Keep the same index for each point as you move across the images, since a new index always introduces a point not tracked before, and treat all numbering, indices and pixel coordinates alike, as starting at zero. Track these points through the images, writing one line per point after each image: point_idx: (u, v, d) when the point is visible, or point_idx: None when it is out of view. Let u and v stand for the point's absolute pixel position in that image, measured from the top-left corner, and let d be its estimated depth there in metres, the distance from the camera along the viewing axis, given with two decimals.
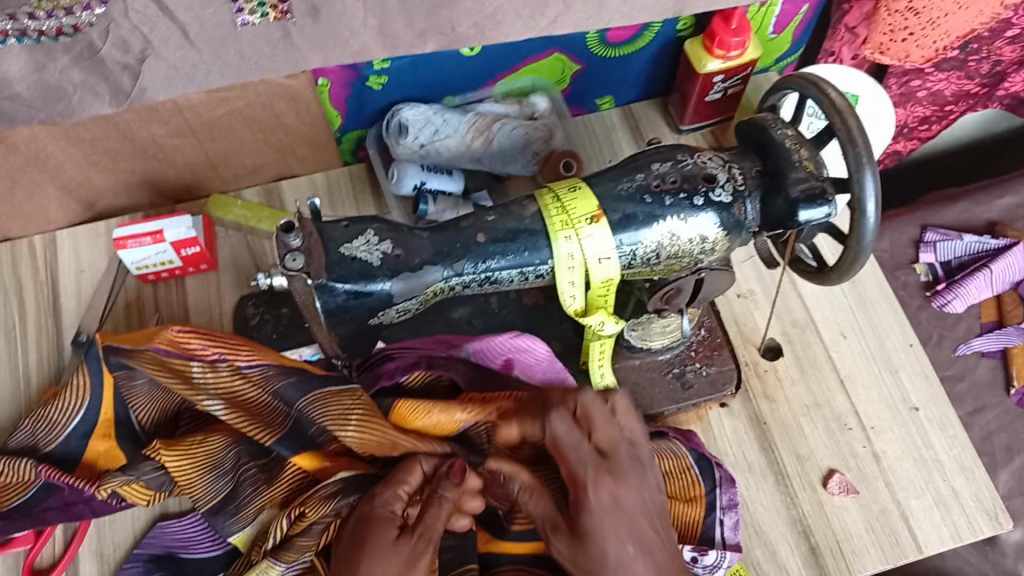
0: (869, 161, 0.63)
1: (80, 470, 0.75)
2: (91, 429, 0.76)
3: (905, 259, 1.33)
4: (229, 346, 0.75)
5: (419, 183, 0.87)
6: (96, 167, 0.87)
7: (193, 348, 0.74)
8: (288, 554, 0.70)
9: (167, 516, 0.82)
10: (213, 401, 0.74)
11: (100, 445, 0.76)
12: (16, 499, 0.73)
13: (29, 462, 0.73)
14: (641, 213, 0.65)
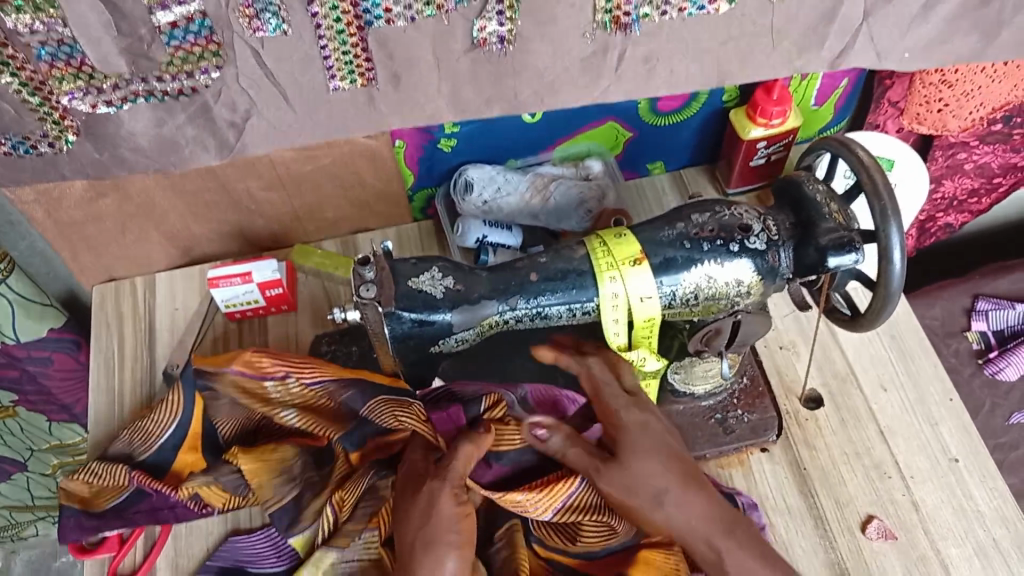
0: (894, 213, 0.69)
1: (169, 478, 0.84)
2: (181, 442, 0.85)
3: (957, 328, 1.35)
4: (293, 364, 0.83)
5: (481, 237, 0.95)
6: (196, 217, 0.98)
7: (263, 367, 0.82)
8: (339, 539, 0.78)
9: (239, 531, 0.87)
10: (288, 411, 0.83)
11: (187, 457, 0.85)
12: (113, 500, 0.82)
13: (124, 469, 0.82)
14: (680, 257, 0.71)
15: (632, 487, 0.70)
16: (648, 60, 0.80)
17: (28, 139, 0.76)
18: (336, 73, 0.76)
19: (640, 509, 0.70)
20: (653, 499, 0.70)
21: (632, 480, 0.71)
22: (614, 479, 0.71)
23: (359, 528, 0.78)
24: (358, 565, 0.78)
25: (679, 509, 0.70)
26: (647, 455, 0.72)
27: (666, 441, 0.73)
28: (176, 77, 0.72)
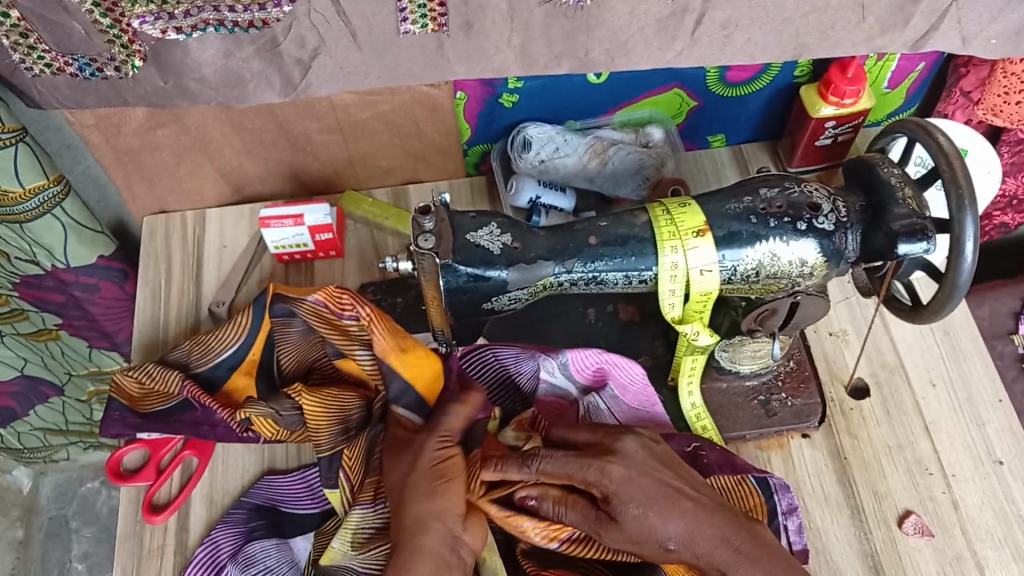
0: (971, 205, 0.66)
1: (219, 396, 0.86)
2: (236, 364, 0.86)
3: (1004, 330, 1.31)
4: (368, 315, 0.77)
5: (535, 197, 0.94)
6: (251, 156, 0.98)
7: (343, 304, 0.77)
8: (364, 496, 0.78)
9: (273, 470, 0.90)
10: (363, 352, 0.79)
11: (241, 379, 0.86)
12: (159, 407, 0.84)
13: (176, 377, 0.84)
14: (745, 232, 0.70)
15: (636, 539, 0.68)
16: (726, 26, 0.77)
17: (96, 62, 0.75)
18: (408, 17, 0.74)
19: (648, 553, 0.68)
20: (660, 550, 0.67)
21: (631, 535, 0.67)
22: (615, 538, 0.68)
23: (371, 496, 0.78)
24: (379, 526, 0.77)
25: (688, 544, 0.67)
26: (647, 512, 0.67)
27: (659, 488, 0.69)
28: (248, 9, 0.72)
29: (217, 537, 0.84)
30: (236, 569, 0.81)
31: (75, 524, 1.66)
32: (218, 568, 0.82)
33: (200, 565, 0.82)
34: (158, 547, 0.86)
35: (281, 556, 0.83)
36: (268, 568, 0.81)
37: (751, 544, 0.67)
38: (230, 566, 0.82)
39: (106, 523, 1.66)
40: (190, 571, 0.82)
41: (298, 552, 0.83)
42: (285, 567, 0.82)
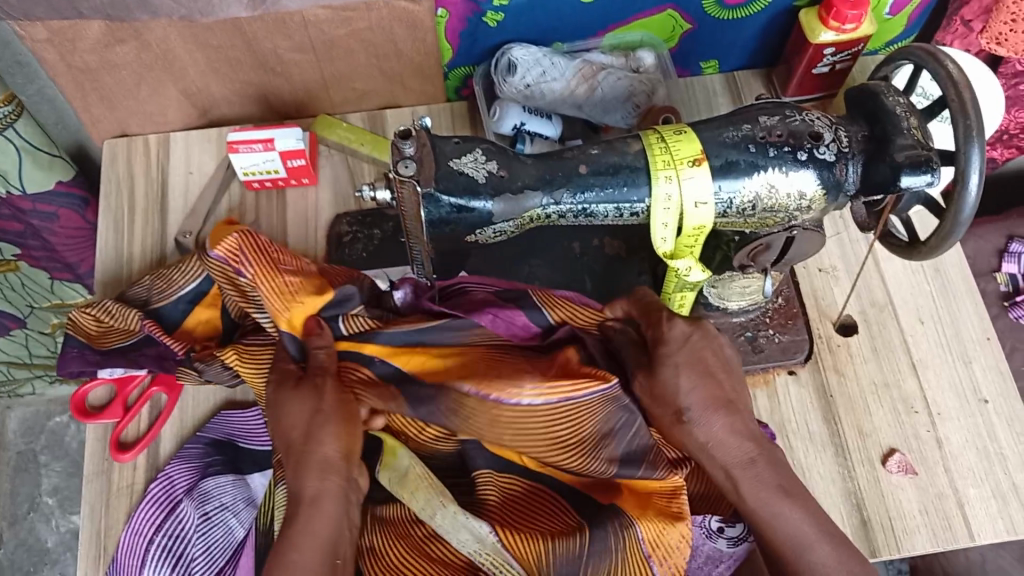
0: (978, 137, 0.63)
1: (180, 333, 0.85)
2: (198, 297, 0.85)
3: (986, 267, 1.30)
4: (251, 275, 0.72)
5: (519, 124, 0.90)
6: (217, 76, 0.92)
7: (234, 260, 0.72)
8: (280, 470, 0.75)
9: (233, 403, 0.87)
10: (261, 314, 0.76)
11: (204, 312, 0.85)
12: (119, 342, 0.83)
13: (136, 314, 0.82)
14: (743, 161, 0.67)
15: (657, 396, 0.69)
16: None
17: None
18: None
19: (662, 420, 0.69)
20: (673, 416, 0.68)
21: (658, 389, 0.69)
22: (642, 386, 0.70)
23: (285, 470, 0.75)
24: None
25: (701, 426, 0.67)
26: (681, 372, 0.68)
27: (704, 361, 0.70)
28: None
29: (172, 473, 0.83)
30: (191, 506, 0.81)
31: (44, 458, 1.63)
32: (173, 504, 0.82)
33: (154, 500, 0.82)
34: (127, 487, 0.84)
35: (237, 493, 0.83)
36: (224, 505, 0.82)
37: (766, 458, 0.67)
38: (185, 502, 0.81)
39: (77, 458, 1.63)
40: (145, 507, 0.81)
41: (253, 488, 0.83)
42: (241, 505, 0.82)
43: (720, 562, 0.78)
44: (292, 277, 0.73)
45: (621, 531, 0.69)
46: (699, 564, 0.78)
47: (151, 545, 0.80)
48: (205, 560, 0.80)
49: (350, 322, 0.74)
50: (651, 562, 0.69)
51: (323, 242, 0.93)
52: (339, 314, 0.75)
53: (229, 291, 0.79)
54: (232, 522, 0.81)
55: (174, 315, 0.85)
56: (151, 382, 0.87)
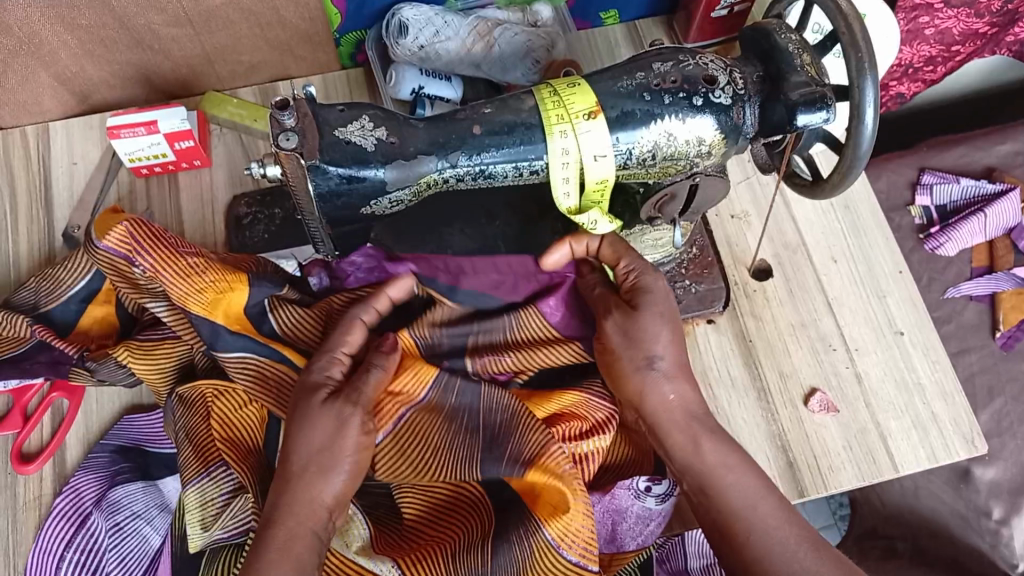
0: (871, 68, 0.62)
1: (77, 334, 0.80)
2: (91, 295, 0.80)
3: (900, 201, 1.32)
4: (151, 263, 0.69)
5: (417, 88, 0.87)
6: (92, 59, 0.86)
7: (129, 252, 0.69)
8: (188, 473, 0.71)
9: (138, 407, 0.83)
10: (156, 303, 0.73)
11: (98, 310, 0.81)
12: (11, 351, 0.77)
13: (26, 320, 0.77)
14: (639, 110, 0.65)
15: (631, 339, 0.70)
16: None
17: None
18: None
19: (625, 366, 0.70)
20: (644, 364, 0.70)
21: (634, 333, 0.70)
22: (617, 324, 0.71)
23: (199, 470, 0.71)
24: (234, 488, 0.71)
25: (666, 383, 0.70)
26: (648, 316, 0.70)
27: (670, 311, 0.72)
28: None
29: (78, 484, 0.79)
30: (101, 517, 0.78)
31: None
32: (82, 518, 0.78)
33: (63, 515, 0.78)
34: (34, 499, 0.79)
35: (149, 500, 0.81)
36: (135, 514, 0.79)
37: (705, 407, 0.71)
38: (94, 515, 0.78)
39: None
40: (50, 523, 0.77)
41: (166, 495, 0.82)
42: (154, 512, 0.80)
43: (650, 520, 0.77)
44: (197, 257, 0.70)
45: (526, 536, 0.67)
46: (630, 527, 0.77)
47: (63, 562, 0.77)
48: (122, 571, 0.78)
49: (278, 314, 0.72)
50: (562, 551, 0.65)
51: (222, 226, 0.89)
52: (264, 305, 0.72)
53: (121, 285, 0.74)
54: (146, 529, 0.79)
55: (67, 316, 0.80)
56: (49, 389, 0.82)
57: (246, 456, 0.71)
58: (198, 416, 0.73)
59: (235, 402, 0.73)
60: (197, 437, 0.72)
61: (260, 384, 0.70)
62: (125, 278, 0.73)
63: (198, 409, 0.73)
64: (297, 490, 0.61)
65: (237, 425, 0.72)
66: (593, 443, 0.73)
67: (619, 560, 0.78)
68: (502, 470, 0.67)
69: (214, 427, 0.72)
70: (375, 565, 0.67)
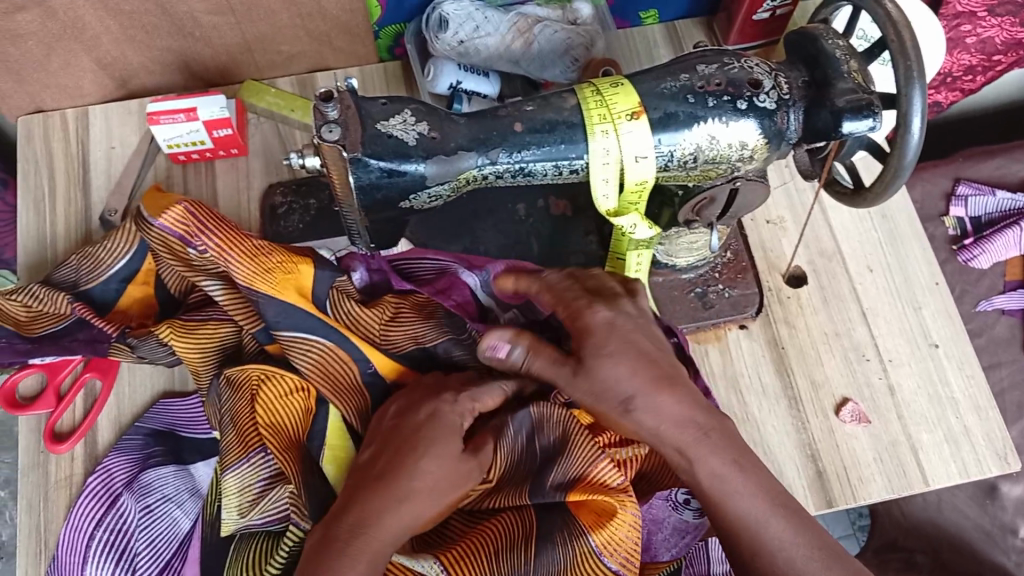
0: (919, 77, 0.62)
1: (116, 313, 0.81)
2: (130, 275, 0.80)
3: (934, 212, 1.30)
4: (215, 244, 0.69)
5: (455, 82, 0.87)
6: (133, 44, 0.86)
7: (191, 231, 0.69)
8: (229, 458, 0.71)
9: (170, 393, 0.84)
10: (212, 282, 0.72)
11: (137, 290, 0.81)
12: (50, 327, 0.78)
13: (66, 297, 0.78)
14: (682, 113, 0.64)
15: (597, 390, 0.63)
16: None
17: None
18: None
19: (608, 414, 0.64)
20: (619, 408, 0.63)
21: (596, 383, 0.63)
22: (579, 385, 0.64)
23: (243, 454, 0.71)
24: (273, 476, 0.72)
25: (651, 417, 0.62)
26: (609, 360, 0.63)
27: (638, 346, 0.64)
28: None
29: (111, 465, 0.80)
30: (132, 499, 0.78)
31: None
32: (113, 498, 0.78)
33: (93, 494, 0.78)
34: (65, 478, 0.80)
35: (180, 484, 0.79)
36: (166, 497, 0.78)
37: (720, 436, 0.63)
38: (125, 497, 0.78)
39: None
40: (83, 501, 0.78)
41: (198, 479, 0.80)
42: (185, 496, 0.79)
43: (686, 533, 0.77)
44: (261, 240, 0.70)
45: (570, 540, 0.66)
46: (665, 538, 0.77)
47: (92, 542, 0.77)
48: (151, 555, 0.76)
49: (338, 306, 0.72)
50: (603, 557, 0.66)
51: (257, 214, 0.89)
52: (327, 291, 0.72)
53: (172, 263, 0.75)
54: (176, 513, 0.78)
55: (106, 295, 0.81)
56: (84, 368, 0.83)
57: (288, 445, 0.70)
58: (243, 400, 0.73)
59: (283, 387, 0.72)
60: (241, 422, 0.72)
61: (320, 369, 0.71)
62: (176, 256, 0.74)
63: (243, 392, 0.73)
64: (393, 514, 0.58)
65: (281, 412, 0.71)
66: (632, 449, 0.72)
67: (652, 569, 0.76)
68: (549, 488, 0.67)
69: (258, 413, 0.71)
70: (419, 561, 0.62)
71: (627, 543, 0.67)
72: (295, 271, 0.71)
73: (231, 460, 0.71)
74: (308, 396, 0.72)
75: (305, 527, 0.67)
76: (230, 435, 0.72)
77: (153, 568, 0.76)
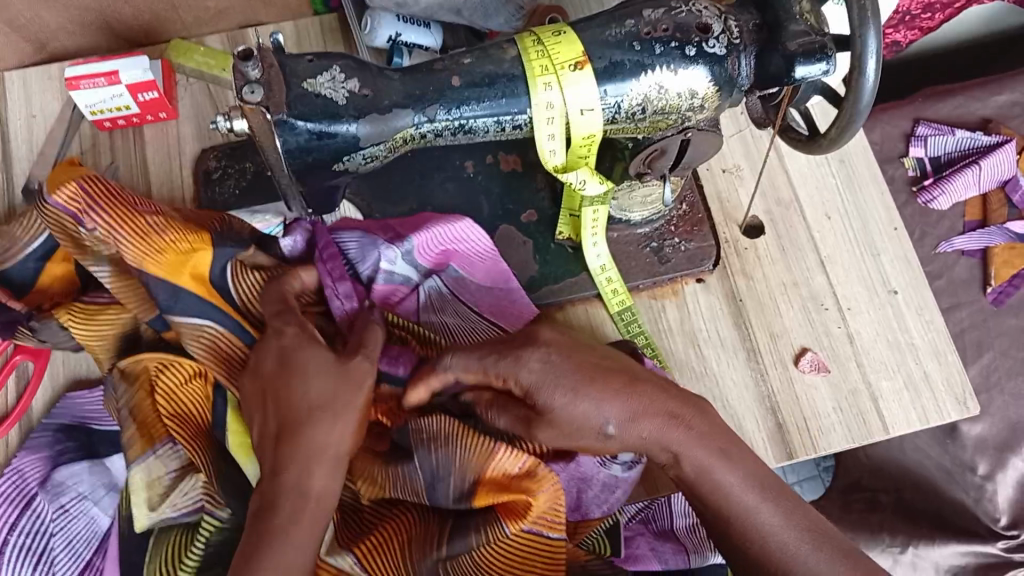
0: (874, 17, 0.58)
1: (34, 294, 0.77)
2: (50, 252, 0.77)
3: (894, 153, 1.28)
4: (104, 221, 0.66)
5: (394, 35, 0.84)
6: (47, 4, 0.81)
7: (81, 209, 0.66)
8: (133, 452, 0.69)
9: (84, 382, 0.82)
10: (100, 266, 0.68)
11: (57, 268, 0.77)
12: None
13: None
14: (628, 61, 0.61)
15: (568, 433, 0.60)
16: None
17: None
18: None
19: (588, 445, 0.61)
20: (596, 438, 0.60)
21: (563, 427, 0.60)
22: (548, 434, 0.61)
23: (146, 448, 0.69)
24: (184, 466, 0.70)
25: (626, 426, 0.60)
26: (571, 401, 0.59)
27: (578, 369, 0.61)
28: None
29: (21, 466, 0.76)
30: (47, 499, 0.75)
31: None
32: (27, 499, 0.75)
33: (6, 498, 0.75)
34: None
35: (95, 479, 0.77)
36: (80, 495, 0.76)
37: (702, 424, 0.61)
38: (39, 497, 0.75)
39: None
40: None
41: (114, 472, 0.78)
42: (101, 492, 0.76)
43: (617, 488, 0.75)
44: (156, 217, 0.67)
45: (485, 528, 0.64)
46: (595, 495, 0.75)
47: (6, 547, 0.73)
48: (69, 555, 0.74)
49: (239, 283, 0.68)
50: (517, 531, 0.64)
51: (191, 181, 0.84)
52: (224, 266, 0.68)
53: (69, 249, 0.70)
54: (93, 510, 0.76)
55: (24, 274, 0.76)
56: (15, 352, 0.80)
57: (197, 433, 0.68)
58: (142, 392, 0.70)
59: (181, 374, 0.69)
60: (141, 419, 0.70)
61: (214, 354, 0.67)
62: (69, 240, 0.69)
63: (142, 384, 0.70)
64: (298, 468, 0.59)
65: (184, 400, 0.69)
66: None
67: (585, 527, 0.76)
68: (450, 498, 0.65)
69: (160, 404, 0.69)
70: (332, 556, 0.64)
71: (548, 511, 0.65)
72: (184, 250, 0.67)
73: (136, 454, 0.69)
74: (206, 381, 0.69)
75: (220, 516, 0.67)
76: (128, 431, 0.70)
77: (75, 568, 0.74)
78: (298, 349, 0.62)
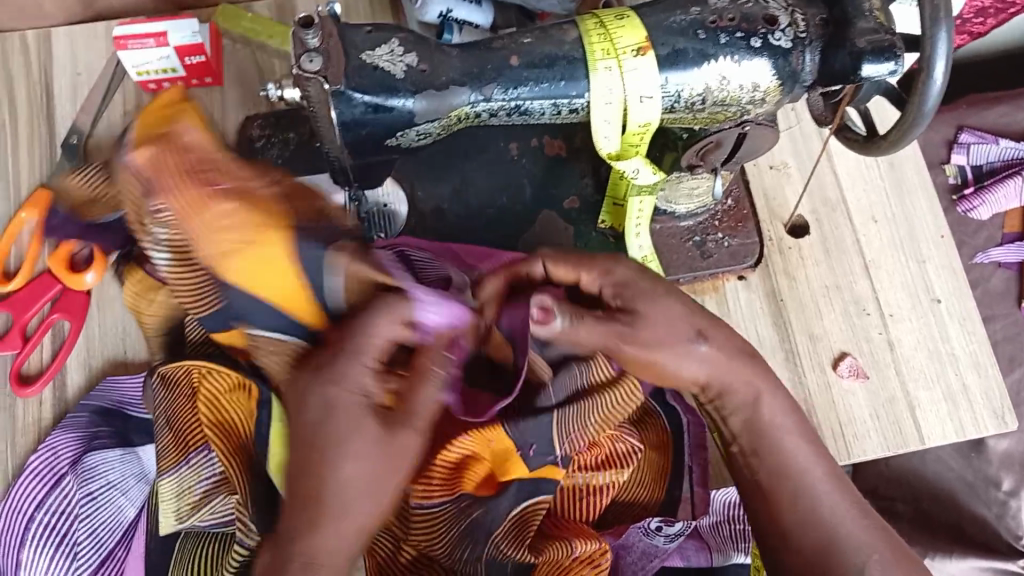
0: (946, 18, 0.57)
1: None
2: None
3: (936, 160, 1.26)
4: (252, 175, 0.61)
5: (445, 11, 0.83)
6: None
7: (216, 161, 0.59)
8: (167, 462, 0.69)
9: (124, 365, 0.80)
10: (159, 249, 0.55)
11: None
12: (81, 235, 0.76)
13: None
14: (691, 50, 0.60)
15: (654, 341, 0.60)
16: None
17: None
18: None
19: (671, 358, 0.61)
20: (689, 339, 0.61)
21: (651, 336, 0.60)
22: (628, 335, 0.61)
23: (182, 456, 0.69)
24: (216, 479, 0.69)
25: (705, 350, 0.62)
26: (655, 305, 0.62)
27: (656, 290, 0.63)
28: None
29: (55, 444, 0.77)
30: (76, 483, 0.77)
31: None
32: (57, 478, 0.77)
33: (36, 474, 0.76)
34: (33, 423, 0.79)
35: (126, 470, 0.78)
36: (110, 484, 0.77)
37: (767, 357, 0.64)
38: (69, 477, 0.76)
39: None
40: (25, 481, 0.76)
41: (145, 463, 0.79)
42: (130, 483, 0.78)
43: (654, 557, 0.74)
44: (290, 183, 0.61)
45: None
46: (633, 561, 0.73)
47: (32, 524, 0.76)
48: (92, 544, 0.76)
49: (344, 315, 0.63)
50: None
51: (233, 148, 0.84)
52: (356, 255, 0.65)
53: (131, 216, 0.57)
54: (121, 501, 0.77)
55: None
56: (51, 310, 0.80)
57: (234, 450, 0.64)
58: (183, 398, 0.68)
59: (223, 384, 0.64)
60: (180, 430, 0.69)
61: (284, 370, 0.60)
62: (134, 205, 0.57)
63: (184, 390, 0.68)
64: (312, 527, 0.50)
65: (224, 410, 0.64)
66: (610, 475, 0.68)
67: None
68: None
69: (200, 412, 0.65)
70: None
71: None
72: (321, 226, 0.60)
73: (172, 461, 0.69)
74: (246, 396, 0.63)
75: None
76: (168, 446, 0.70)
77: (95, 558, 0.76)
78: (338, 401, 0.52)
